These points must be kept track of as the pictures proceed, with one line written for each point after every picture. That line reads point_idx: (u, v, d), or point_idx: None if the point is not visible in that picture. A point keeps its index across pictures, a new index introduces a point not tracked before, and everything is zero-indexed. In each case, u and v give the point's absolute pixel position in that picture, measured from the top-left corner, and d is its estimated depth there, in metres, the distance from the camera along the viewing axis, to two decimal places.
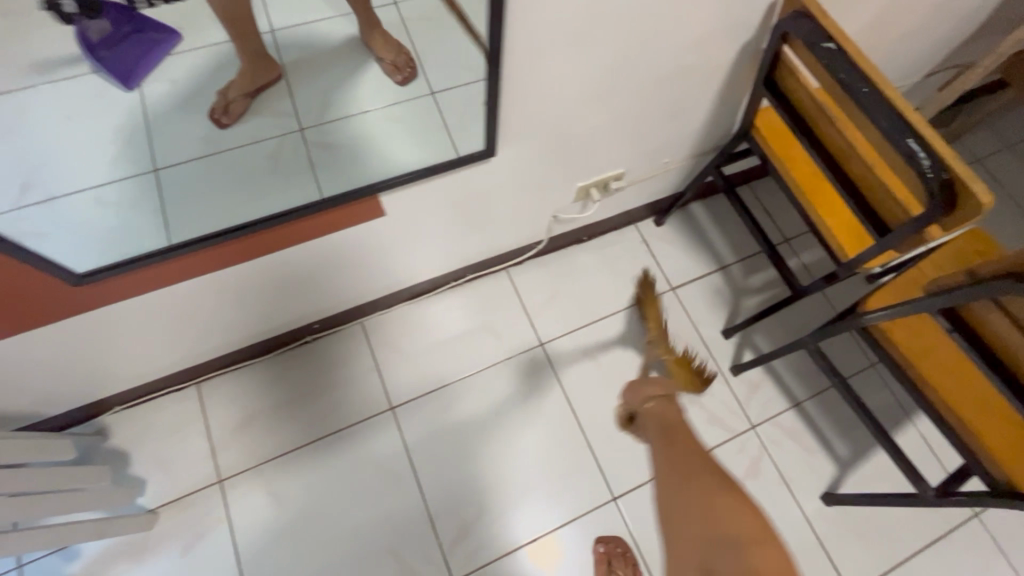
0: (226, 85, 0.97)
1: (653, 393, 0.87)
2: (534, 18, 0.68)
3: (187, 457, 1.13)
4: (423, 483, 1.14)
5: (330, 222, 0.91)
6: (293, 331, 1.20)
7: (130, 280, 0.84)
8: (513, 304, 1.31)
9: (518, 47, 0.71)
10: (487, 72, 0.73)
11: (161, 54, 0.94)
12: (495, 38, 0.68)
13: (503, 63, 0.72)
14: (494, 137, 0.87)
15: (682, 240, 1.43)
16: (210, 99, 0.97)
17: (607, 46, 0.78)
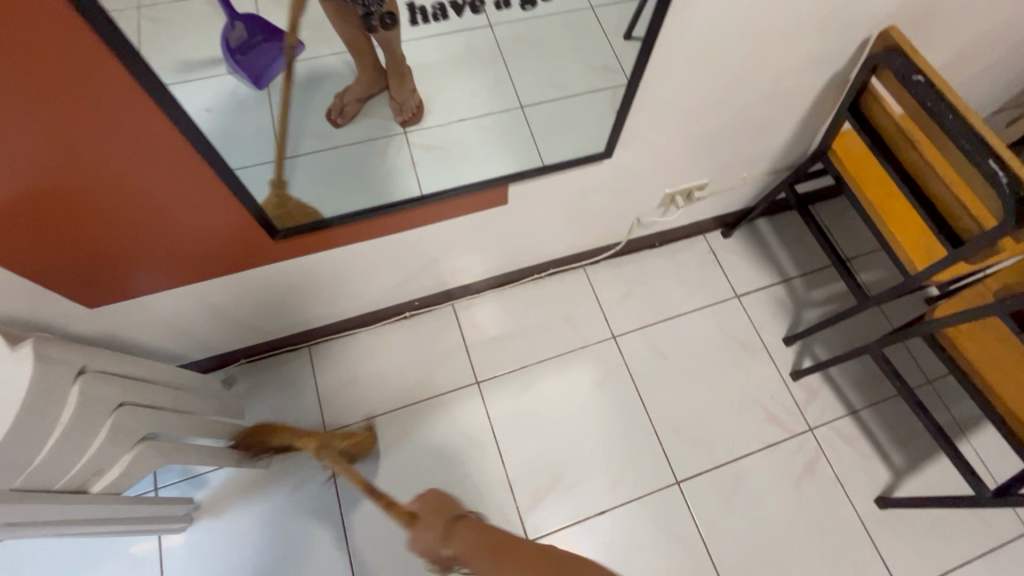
0: (343, 91, 1.14)
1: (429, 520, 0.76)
2: (676, 32, 0.84)
3: (299, 409, 1.27)
4: (504, 451, 1.26)
5: (462, 206, 1.06)
6: (396, 307, 1.35)
7: (309, 242, 0.98)
8: (588, 299, 1.43)
9: (662, 54, 0.88)
10: (632, 70, 0.90)
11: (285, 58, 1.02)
12: (650, 39, 0.84)
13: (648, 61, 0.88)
14: (613, 140, 1.04)
15: (748, 252, 1.53)
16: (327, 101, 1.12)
17: (723, 57, 0.93)
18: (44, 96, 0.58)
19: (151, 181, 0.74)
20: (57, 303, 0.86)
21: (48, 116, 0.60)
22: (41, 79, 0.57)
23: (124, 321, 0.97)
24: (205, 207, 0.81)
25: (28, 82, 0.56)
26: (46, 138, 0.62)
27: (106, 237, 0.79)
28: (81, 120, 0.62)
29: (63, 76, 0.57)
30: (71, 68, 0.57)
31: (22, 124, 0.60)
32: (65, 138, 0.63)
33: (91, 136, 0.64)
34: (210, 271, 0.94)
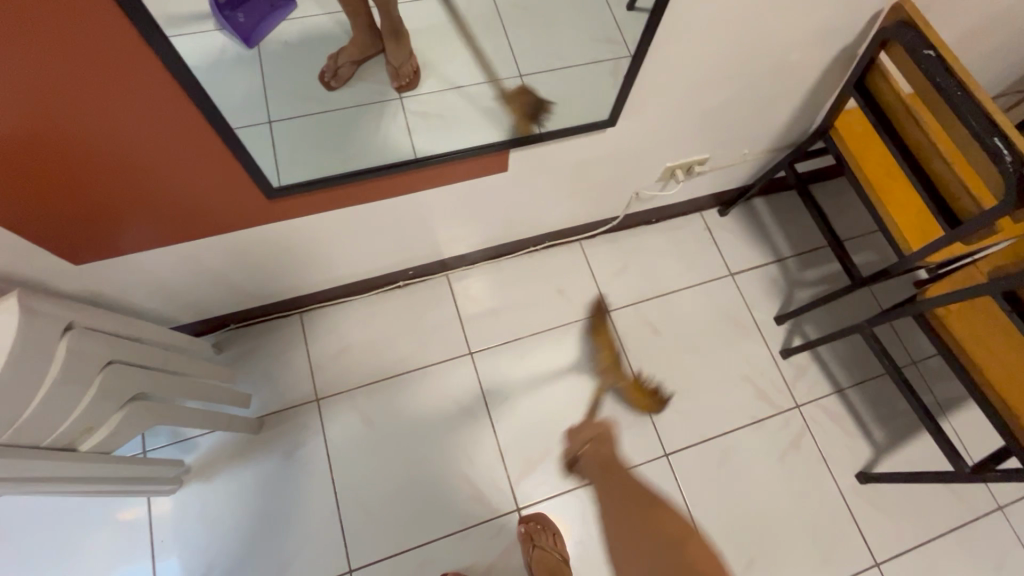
0: (337, 52, 1.12)
1: (589, 434, 1.27)
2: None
3: (290, 375, 1.26)
4: (497, 422, 1.27)
5: (461, 171, 1.03)
6: (390, 275, 1.33)
7: (298, 203, 0.95)
8: (584, 273, 1.43)
9: (668, 21, 0.85)
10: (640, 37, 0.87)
11: (278, 18, 1.06)
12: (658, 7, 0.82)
13: (655, 30, 0.86)
14: (618, 109, 1.01)
15: (744, 231, 1.53)
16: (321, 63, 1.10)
17: (731, 27, 0.91)
18: (36, 32, 0.55)
19: (142, 132, 0.71)
20: (41, 258, 0.83)
21: (39, 56, 0.57)
22: (35, 14, 0.53)
23: (110, 281, 0.95)
24: (197, 164, 0.79)
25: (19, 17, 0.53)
26: (33, 77, 0.59)
27: (89, 187, 0.75)
28: (74, 62, 0.59)
29: (59, 13, 0.54)
30: (67, 4, 0.54)
31: (10, 62, 0.56)
32: (54, 79, 0.60)
33: (83, 79, 0.61)
34: (197, 231, 0.91)
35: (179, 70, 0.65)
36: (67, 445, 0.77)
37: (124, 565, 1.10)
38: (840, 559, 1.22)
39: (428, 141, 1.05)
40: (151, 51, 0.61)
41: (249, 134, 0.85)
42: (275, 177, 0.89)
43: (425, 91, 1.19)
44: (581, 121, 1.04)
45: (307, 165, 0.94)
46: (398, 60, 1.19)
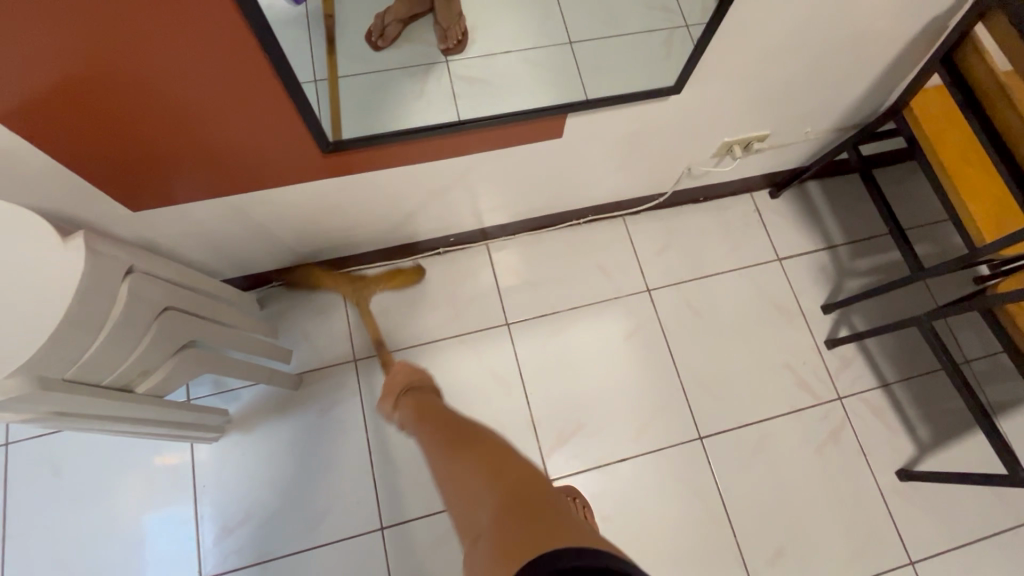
0: (383, 11, 1.11)
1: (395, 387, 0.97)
2: None
3: (329, 335, 1.28)
4: (531, 393, 1.26)
5: (515, 135, 1.01)
6: (430, 241, 1.32)
7: (352, 160, 0.93)
8: (626, 250, 1.39)
9: None
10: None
11: None
12: None
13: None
14: (687, 74, 0.95)
15: (795, 214, 1.47)
16: (369, 22, 1.10)
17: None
18: None
19: (206, 79, 0.69)
20: (101, 200, 0.84)
21: None
22: None
23: (166, 230, 0.96)
24: (256, 114, 0.77)
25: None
26: (106, 13, 0.57)
27: (144, 130, 0.74)
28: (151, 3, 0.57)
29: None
30: None
31: None
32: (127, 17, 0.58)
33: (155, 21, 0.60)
34: (244, 182, 0.91)
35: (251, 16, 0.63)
36: (126, 386, 0.79)
37: (169, 505, 1.15)
38: (874, 554, 1.20)
39: (474, 105, 1.02)
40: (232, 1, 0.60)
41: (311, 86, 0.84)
42: (331, 132, 0.88)
43: (470, 56, 1.14)
44: (642, 87, 0.99)
45: (363, 125, 0.94)
46: (443, 21, 1.17)
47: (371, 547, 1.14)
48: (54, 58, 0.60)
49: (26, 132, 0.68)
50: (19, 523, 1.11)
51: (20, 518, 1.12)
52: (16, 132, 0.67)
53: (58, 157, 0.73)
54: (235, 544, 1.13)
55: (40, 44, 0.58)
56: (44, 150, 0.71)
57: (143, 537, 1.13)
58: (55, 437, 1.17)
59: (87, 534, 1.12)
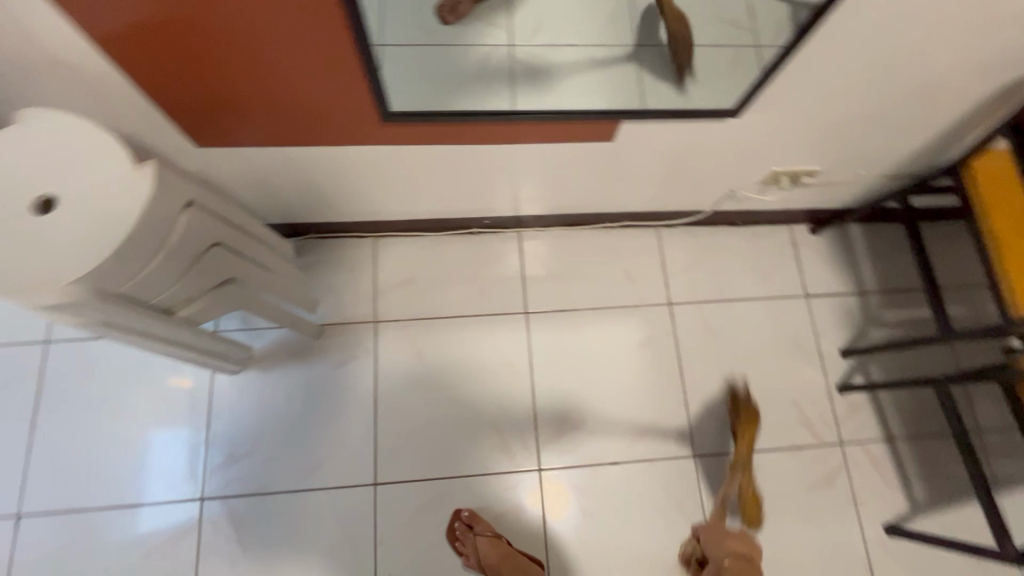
0: None
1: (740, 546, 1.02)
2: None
3: (355, 293, 1.32)
4: (538, 383, 1.29)
5: (567, 133, 1.02)
6: (465, 220, 1.35)
7: (407, 131, 0.96)
8: (655, 260, 1.40)
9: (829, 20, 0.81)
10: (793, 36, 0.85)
11: None
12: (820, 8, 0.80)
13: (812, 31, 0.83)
14: (746, 100, 0.97)
15: (832, 254, 1.45)
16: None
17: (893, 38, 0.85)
18: None
19: (286, 35, 0.72)
20: (169, 132, 0.89)
21: None
22: None
23: (221, 168, 1.01)
24: (324, 76, 0.80)
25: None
26: None
27: (213, 70, 0.77)
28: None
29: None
30: None
31: None
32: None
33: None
34: (295, 137, 0.94)
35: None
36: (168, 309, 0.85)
37: (182, 424, 1.22)
38: None
39: None
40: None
41: (391, 52, 0.87)
42: (393, 101, 0.90)
43: None
44: (701, 105, 0.99)
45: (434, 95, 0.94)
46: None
47: (363, 499, 1.20)
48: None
49: (104, 46, 0.70)
50: (47, 416, 1.20)
51: (50, 411, 1.21)
52: (97, 45, 0.70)
53: (129, 76, 0.76)
54: (236, 473, 1.20)
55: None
56: (118, 67, 0.74)
57: (155, 449, 1.21)
58: (89, 342, 1.25)
59: (106, 437, 1.20)
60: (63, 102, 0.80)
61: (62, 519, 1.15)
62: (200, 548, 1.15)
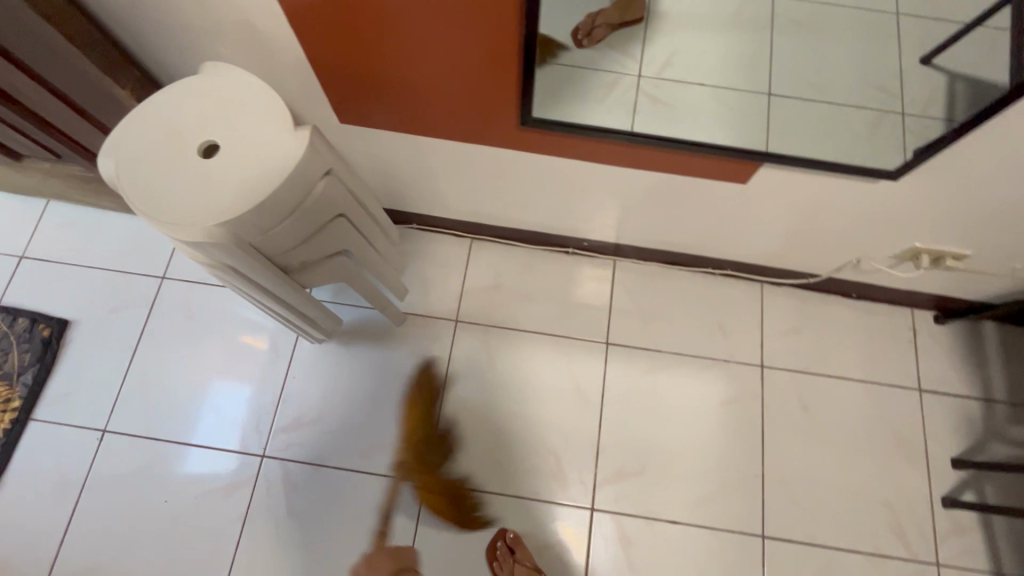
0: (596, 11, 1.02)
1: None
2: None
3: (442, 289, 1.34)
4: (606, 418, 1.24)
5: (699, 168, 0.99)
6: (563, 238, 1.34)
7: (539, 141, 0.97)
8: (753, 317, 1.32)
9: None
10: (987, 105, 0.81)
11: None
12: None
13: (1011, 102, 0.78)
14: (913, 163, 0.91)
15: (957, 349, 1.30)
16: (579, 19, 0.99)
17: None
18: None
19: (457, 29, 0.74)
20: (319, 104, 0.95)
21: None
22: None
23: (354, 147, 1.06)
24: (479, 75, 0.82)
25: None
26: None
27: (380, 53, 0.80)
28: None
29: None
30: None
31: None
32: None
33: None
34: (431, 130, 0.97)
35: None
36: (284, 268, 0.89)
37: (261, 380, 1.27)
38: None
39: (665, 122, 1.01)
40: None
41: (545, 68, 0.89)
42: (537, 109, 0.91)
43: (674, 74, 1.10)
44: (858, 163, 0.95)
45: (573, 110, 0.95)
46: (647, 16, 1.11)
47: (411, 494, 1.19)
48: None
49: (294, 15, 0.75)
50: (149, 345, 1.29)
51: (152, 341, 1.30)
52: (288, 12, 0.75)
53: (306, 47, 0.81)
54: (299, 438, 1.23)
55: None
56: (296, 34, 0.79)
57: (232, 397, 1.26)
58: (198, 285, 1.34)
59: (193, 377, 1.27)
60: (241, 62, 0.87)
61: (140, 442, 1.22)
62: (252, 502, 1.18)
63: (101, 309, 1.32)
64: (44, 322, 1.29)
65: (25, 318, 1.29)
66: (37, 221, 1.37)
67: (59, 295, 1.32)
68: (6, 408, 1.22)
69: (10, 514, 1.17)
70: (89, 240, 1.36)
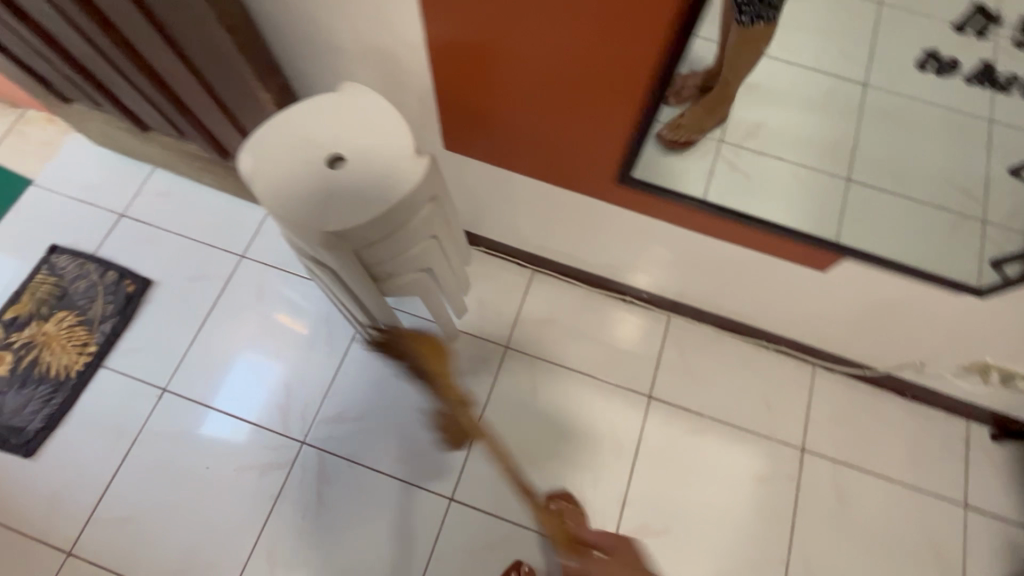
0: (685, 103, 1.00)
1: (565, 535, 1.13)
2: None
3: (498, 314, 1.38)
4: (637, 471, 1.24)
5: (780, 250, 1.01)
6: (624, 286, 1.37)
7: (631, 199, 1.01)
8: (800, 398, 1.31)
9: None
10: None
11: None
12: None
13: None
14: (1004, 285, 0.90)
15: (1012, 472, 1.25)
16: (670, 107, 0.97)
17: None
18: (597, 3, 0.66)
19: (581, 87, 0.79)
20: (429, 129, 1.01)
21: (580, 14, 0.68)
22: None
23: (449, 170, 1.12)
24: (590, 132, 0.87)
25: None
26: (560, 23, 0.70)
27: (501, 96, 0.85)
28: (609, 13, 0.67)
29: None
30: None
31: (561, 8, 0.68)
32: (578, 15, 0.68)
33: (594, 27, 0.69)
34: (528, 171, 1.02)
35: (660, 59, 0.73)
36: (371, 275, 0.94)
37: (313, 369, 1.32)
38: None
39: (751, 197, 1.03)
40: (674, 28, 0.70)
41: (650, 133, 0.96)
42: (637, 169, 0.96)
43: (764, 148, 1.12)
44: (943, 273, 0.95)
45: (666, 175, 1.00)
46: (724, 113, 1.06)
47: (435, 508, 1.21)
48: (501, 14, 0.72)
49: (432, 51, 0.81)
50: (217, 317, 1.37)
51: (221, 313, 1.37)
52: (427, 48, 0.81)
53: (433, 79, 0.87)
54: (339, 432, 1.27)
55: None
56: (431, 71, 0.86)
57: (283, 381, 1.31)
58: (272, 269, 1.41)
59: (251, 354, 1.33)
60: (369, 81, 0.95)
61: (193, 407, 1.29)
62: (285, 486, 1.23)
63: (181, 275, 1.41)
64: (130, 279, 1.39)
65: (115, 271, 1.39)
66: (141, 185, 1.49)
67: (148, 257, 1.42)
68: (83, 352, 1.32)
69: (67, 451, 1.25)
70: (183, 210, 1.46)
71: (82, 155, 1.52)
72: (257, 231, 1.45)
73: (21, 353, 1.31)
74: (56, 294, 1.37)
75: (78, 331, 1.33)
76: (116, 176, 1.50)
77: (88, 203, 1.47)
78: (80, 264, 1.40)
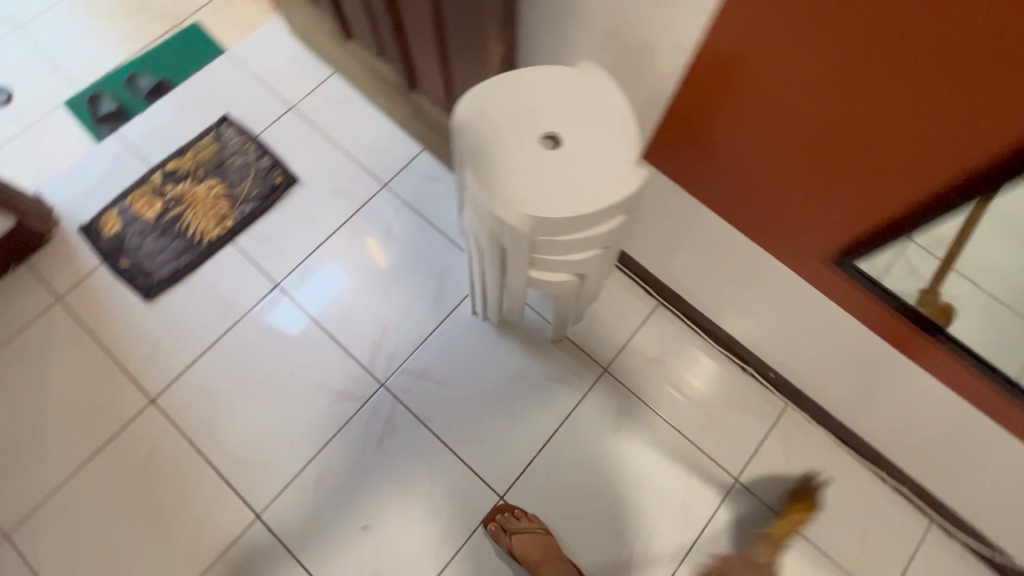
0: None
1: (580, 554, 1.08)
2: None
3: (608, 335, 1.31)
4: (695, 551, 1.15)
5: (989, 402, 0.82)
6: (750, 357, 1.25)
7: (828, 278, 0.86)
8: (902, 551, 1.15)
9: None
10: None
11: None
12: None
13: None
14: None
15: None
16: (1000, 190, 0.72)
17: None
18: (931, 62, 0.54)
19: (853, 149, 0.67)
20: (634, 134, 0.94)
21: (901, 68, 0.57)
22: (959, 57, 0.52)
23: None
24: (825, 199, 0.75)
25: (1010, 44, 0.48)
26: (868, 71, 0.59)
27: (741, 126, 0.76)
28: (939, 78, 0.55)
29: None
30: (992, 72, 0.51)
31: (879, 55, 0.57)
32: (898, 68, 0.57)
33: (909, 86, 0.57)
34: (724, 210, 0.92)
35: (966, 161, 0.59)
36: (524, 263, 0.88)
37: (413, 319, 1.31)
38: None
39: None
40: (1018, 152, 0.55)
41: None
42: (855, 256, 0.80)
43: None
44: None
45: None
46: None
47: (483, 499, 1.18)
48: (805, 42, 0.62)
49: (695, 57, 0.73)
50: (344, 235, 1.38)
51: (348, 233, 1.39)
52: (693, 55, 0.73)
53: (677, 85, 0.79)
54: (417, 389, 1.25)
55: (817, 28, 0.60)
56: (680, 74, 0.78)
57: (383, 319, 1.31)
58: (407, 208, 1.41)
59: (362, 282, 1.34)
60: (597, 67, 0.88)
61: (297, 311, 1.32)
62: (352, 419, 1.23)
63: (325, 184, 1.43)
64: (281, 171, 1.43)
65: (270, 158, 1.44)
66: (318, 86, 1.53)
67: (302, 155, 1.46)
68: (221, 223, 1.38)
69: (178, 308, 1.31)
70: (346, 123, 1.49)
71: (276, 40, 1.57)
72: (406, 167, 1.45)
73: (170, 204, 1.39)
74: (215, 161, 1.43)
75: (222, 203, 1.40)
76: (299, 70, 1.54)
77: (267, 86, 1.52)
78: (244, 142, 1.46)
